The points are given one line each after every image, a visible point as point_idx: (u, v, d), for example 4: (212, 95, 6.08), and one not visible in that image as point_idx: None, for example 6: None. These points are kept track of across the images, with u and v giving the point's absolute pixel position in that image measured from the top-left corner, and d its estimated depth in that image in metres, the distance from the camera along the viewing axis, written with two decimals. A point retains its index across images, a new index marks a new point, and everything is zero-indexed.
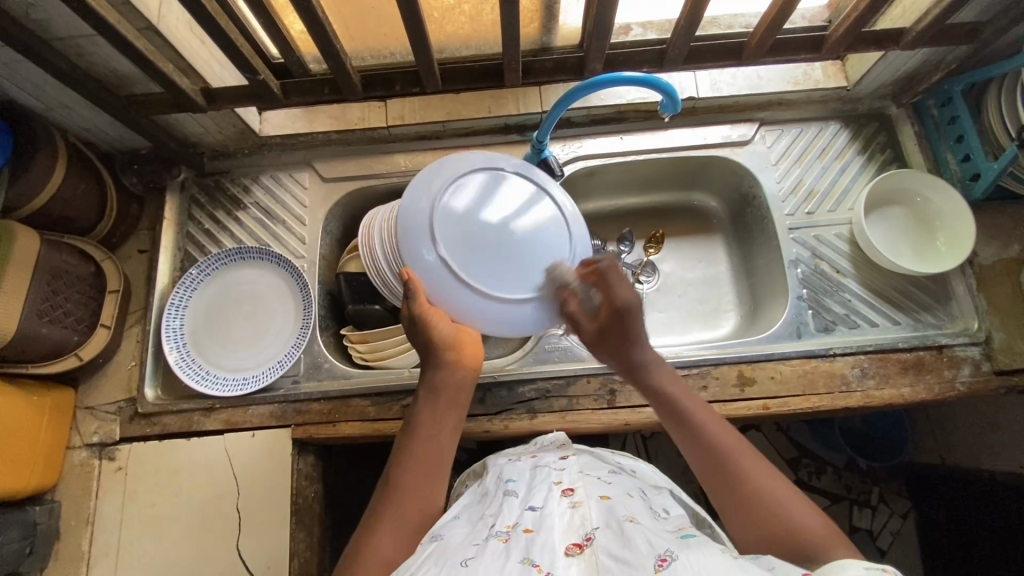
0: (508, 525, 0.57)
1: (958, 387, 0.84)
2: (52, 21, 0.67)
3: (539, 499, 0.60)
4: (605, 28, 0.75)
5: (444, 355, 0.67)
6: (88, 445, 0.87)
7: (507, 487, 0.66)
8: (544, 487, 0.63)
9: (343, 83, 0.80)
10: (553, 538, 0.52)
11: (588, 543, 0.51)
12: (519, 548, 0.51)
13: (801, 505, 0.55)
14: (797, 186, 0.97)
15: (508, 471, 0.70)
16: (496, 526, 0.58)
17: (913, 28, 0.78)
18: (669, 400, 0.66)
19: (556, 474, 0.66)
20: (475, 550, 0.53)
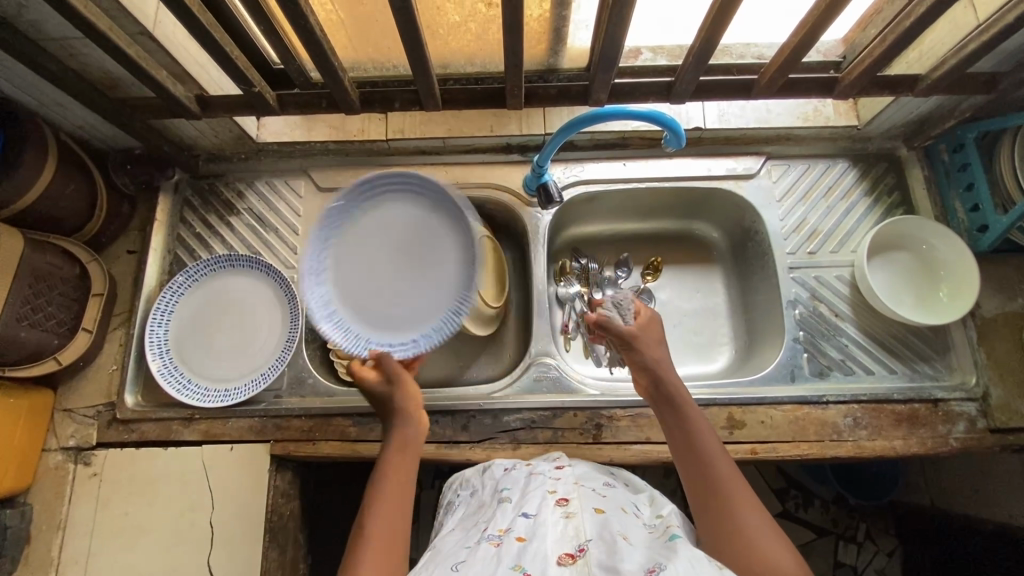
0: (501, 532, 0.56)
1: (951, 443, 0.83)
2: (44, 22, 0.65)
3: (533, 506, 0.59)
4: (611, 62, 0.73)
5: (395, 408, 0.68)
6: (64, 449, 0.86)
7: (502, 494, 0.65)
8: (538, 494, 0.62)
9: (341, 99, 0.78)
10: (545, 546, 0.52)
11: (579, 554, 0.51)
12: (510, 555, 0.52)
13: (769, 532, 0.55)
14: (800, 225, 0.95)
15: (503, 480, 0.69)
16: (489, 530, 0.58)
17: (930, 75, 0.76)
18: (683, 431, 0.64)
19: (550, 482, 0.65)
20: (467, 556, 0.54)
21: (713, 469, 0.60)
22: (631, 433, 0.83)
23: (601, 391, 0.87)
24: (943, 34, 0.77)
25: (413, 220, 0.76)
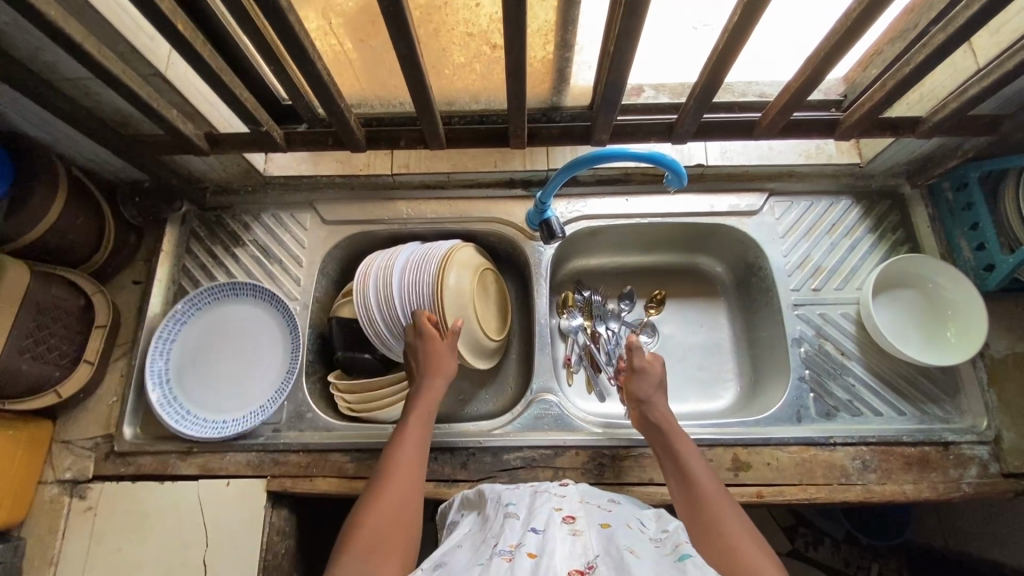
0: (511, 546, 0.54)
1: (963, 488, 0.80)
2: (60, 63, 0.67)
3: (541, 522, 0.58)
4: (612, 105, 0.74)
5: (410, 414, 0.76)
6: (59, 481, 0.85)
7: (508, 511, 0.63)
8: (544, 510, 0.61)
9: (347, 137, 0.79)
10: (554, 561, 0.50)
11: (588, 572, 0.49)
12: (522, 571, 0.49)
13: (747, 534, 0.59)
14: (804, 261, 0.94)
15: (508, 495, 0.67)
16: (498, 546, 0.55)
17: (930, 118, 0.77)
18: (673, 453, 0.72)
19: (556, 498, 0.63)
20: (479, 570, 0.51)
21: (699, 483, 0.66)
22: (634, 474, 0.82)
23: (603, 429, 0.86)
24: (943, 78, 0.77)
25: (206, 322, 0.93)
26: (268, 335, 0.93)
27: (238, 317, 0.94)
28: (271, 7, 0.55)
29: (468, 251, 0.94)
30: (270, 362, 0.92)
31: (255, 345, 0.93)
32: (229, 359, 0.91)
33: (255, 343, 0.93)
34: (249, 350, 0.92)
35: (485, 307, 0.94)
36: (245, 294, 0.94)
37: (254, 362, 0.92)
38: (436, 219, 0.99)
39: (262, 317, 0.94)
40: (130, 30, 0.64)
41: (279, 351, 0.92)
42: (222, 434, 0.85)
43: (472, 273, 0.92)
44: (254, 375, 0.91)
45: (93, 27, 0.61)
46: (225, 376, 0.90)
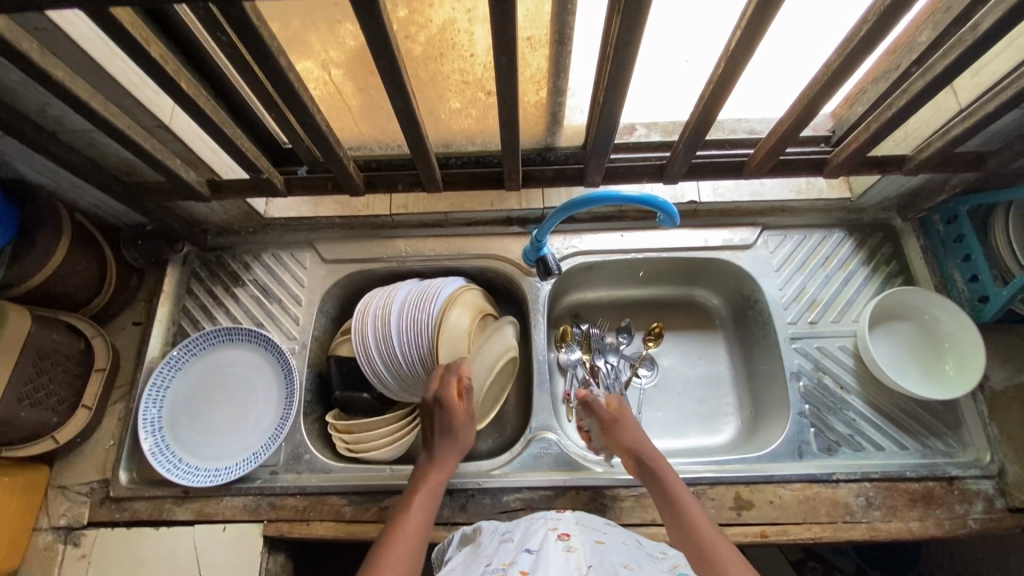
0: (506, 564, 0.58)
1: (969, 524, 0.79)
2: (67, 117, 0.69)
3: (536, 543, 0.62)
4: (605, 148, 0.76)
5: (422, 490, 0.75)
6: (54, 528, 0.84)
7: (504, 536, 0.66)
8: (540, 531, 0.65)
9: (346, 182, 0.81)
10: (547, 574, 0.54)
11: None
12: None
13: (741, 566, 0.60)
14: (800, 294, 0.95)
15: (503, 523, 0.70)
16: (492, 564, 0.59)
17: (916, 156, 0.78)
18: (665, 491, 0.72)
19: (551, 522, 0.67)
20: None
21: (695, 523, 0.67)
22: (635, 515, 0.81)
23: (604, 468, 0.85)
24: (927, 117, 0.79)
25: (201, 367, 0.92)
26: (264, 378, 0.93)
27: (233, 361, 0.93)
28: (272, 66, 0.57)
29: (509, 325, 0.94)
30: (266, 405, 0.91)
31: (251, 388, 0.92)
32: (225, 403, 0.91)
33: (250, 387, 0.93)
34: (245, 393, 0.92)
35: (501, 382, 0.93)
36: (239, 338, 0.94)
37: (250, 406, 0.91)
38: (434, 257, 1.00)
39: (257, 360, 0.94)
40: (136, 85, 0.66)
41: (275, 394, 0.92)
42: (217, 481, 0.84)
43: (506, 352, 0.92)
44: (250, 420, 0.90)
45: (100, 85, 0.63)
46: (221, 421, 0.90)
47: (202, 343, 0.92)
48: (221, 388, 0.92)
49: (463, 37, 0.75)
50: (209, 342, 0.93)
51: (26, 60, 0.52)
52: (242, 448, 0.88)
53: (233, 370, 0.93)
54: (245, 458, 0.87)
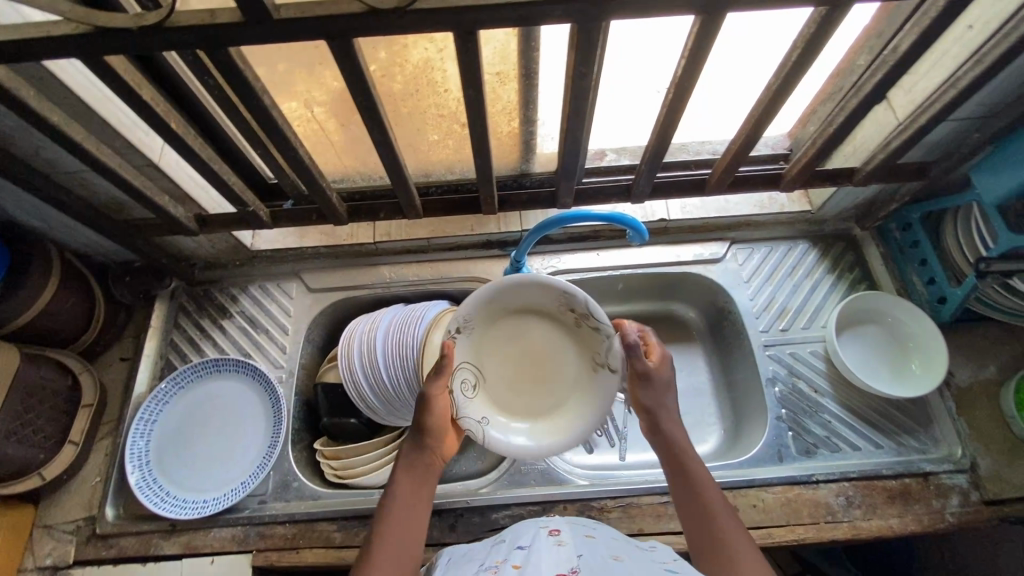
0: (499, 562, 0.56)
1: (947, 518, 0.81)
2: (61, 159, 0.72)
3: (526, 541, 0.60)
4: (573, 172, 0.81)
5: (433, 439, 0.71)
6: (40, 569, 0.83)
7: (495, 543, 0.63)
8: (532, 530, 0.63)
9: (329, 212, 0.85)
10: (539, 566, 0.52)
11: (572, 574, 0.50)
12: None
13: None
14: (770, 303, 0.99)
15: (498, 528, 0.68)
16: (484, 564, 0.58)
17: (863, 168, 0.84)
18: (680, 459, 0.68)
19: (541, 524, 0.64)
20: None
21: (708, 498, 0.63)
22: (623, 525, 0.82)
23: (589, 481, 0.87)
24: (871, 132, 0.85)
25: (189, 399, 0.93)
26: (253, 406, 0.94)
27: (221, 392, 0.94)
28: (256, 104, 0.61)
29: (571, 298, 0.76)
30: (255, 433, 0.92)
31: (240, 417, 0.93)
32: (213, 434, 0.92)
33: (238, 416, 0.93)
34: (233, 423, 0.93)
35: (495, 351, 0.81)
36: (227, 368, 0.95)
37: (238, 435, 0.92)
38: (418, 282, 1.03)
39: (246, 389, 0.95)
40: (127, 127, 0.70)
41: (264, 422, 0.93)
42: (206, 512, 0.84)
43: (541, 330, 0.81)
44: (240, 448, 0.91)
45: (92, 127, 0.67)
46: (210, 451, 0.90)
47: (191, 375, 0.93)
48: (208, 420, 0.92)
49: (437, 74, 0.80)
50: (196, 374, 0.94)
51: (24, 106, 0.56)
52: (233, 477, 0.88)
53: (221, 401, 0.94)
54: (235, 486, 0.87)
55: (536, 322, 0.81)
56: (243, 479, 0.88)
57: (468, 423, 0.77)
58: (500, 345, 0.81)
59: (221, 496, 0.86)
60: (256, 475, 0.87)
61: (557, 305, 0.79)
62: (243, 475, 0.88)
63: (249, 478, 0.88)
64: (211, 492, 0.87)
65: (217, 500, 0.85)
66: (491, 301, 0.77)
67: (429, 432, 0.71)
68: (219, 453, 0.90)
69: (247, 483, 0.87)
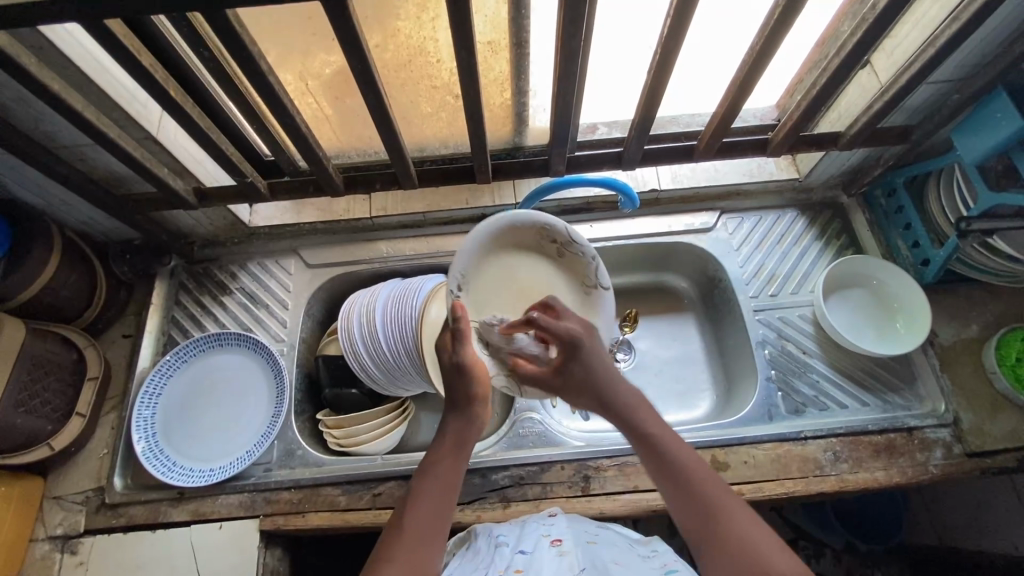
0: (502, 567, 0.63)
1: (931, 470, 0.84)
2: (61, 132, 0.73)
3: (529, 545, 0.67)
4: (565, 138, 0.82)
5: (476, 407, 0.75)
6: (51, 538, 0.85)
7: (498, 541, 0.70)
8: (533, 536, 0.70)
9: (326, 183, 0.86)
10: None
11: None
12: None
13: (768, 538, 0.57)
14: (760, 270, 1.01)
15: (497, 528, 0.74)
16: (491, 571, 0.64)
17: (847, 132, 0.86)
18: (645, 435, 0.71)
19: (543, 528, 0.71)
20: None
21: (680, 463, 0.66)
22: (619, 483, 0.85)
23: (585, 443, 0.89)
24: (855, 97, 0.87)
25: (194, 371, 0.95)
26: (255, 379, 0.96)
27: (225, 365, 0.96)
28: (253, 70, 0.62)
29: (548, 228, 0.82)
30: (259, 404, 0.94)
31: (245, 389, 0.95)
32: (218, 405, 0.93)
33: (242, 388, 0.95)
34: (238, 394, 0.95)
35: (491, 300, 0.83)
36: (230, 341, 0.97)
37: (243, 406, 0.94)
38: (415, 256, 1.05)
39: (249, 362, 0.97)
40: (125, 98, 0.71)
41: (268, 393, 0.95)
42: (213, 479, 0.87)
43: (527, 267, 0.84)
44: (245, 419, 0.93)
45: (91, 98, 0.68)
46: (215, 421, 0.92)
47: (195, 348, 0.95)
48: (213, 392, 0.94)
49: (429, 44, 0.81)
50: (200, 347, 0.95)
51: (26, 73, 0.57)
52: (239, 446, 0.91)
53: (225, 373, 0.96)
54: (241, 454, 0.89)
55: (519, 263, 0.84)
56: (250, 448, 0.90)
57: (497, 378, 0.82)
58: (493, 291, 0.83)
59: (227, 464, 0.88)
60: (261, 443, 0.90)
61: (534, 238, 0.83)
62: (249, 444, 0.91)
63: (255, 446, 0.90)
64: (218, 460, 0.89)
65: (224, 468, 0.88)
66: (470, 259, 0.79)
67: (474, 400, 0.75)
68: (224, 423, 0.92)
69: (253, 452, 0.89)
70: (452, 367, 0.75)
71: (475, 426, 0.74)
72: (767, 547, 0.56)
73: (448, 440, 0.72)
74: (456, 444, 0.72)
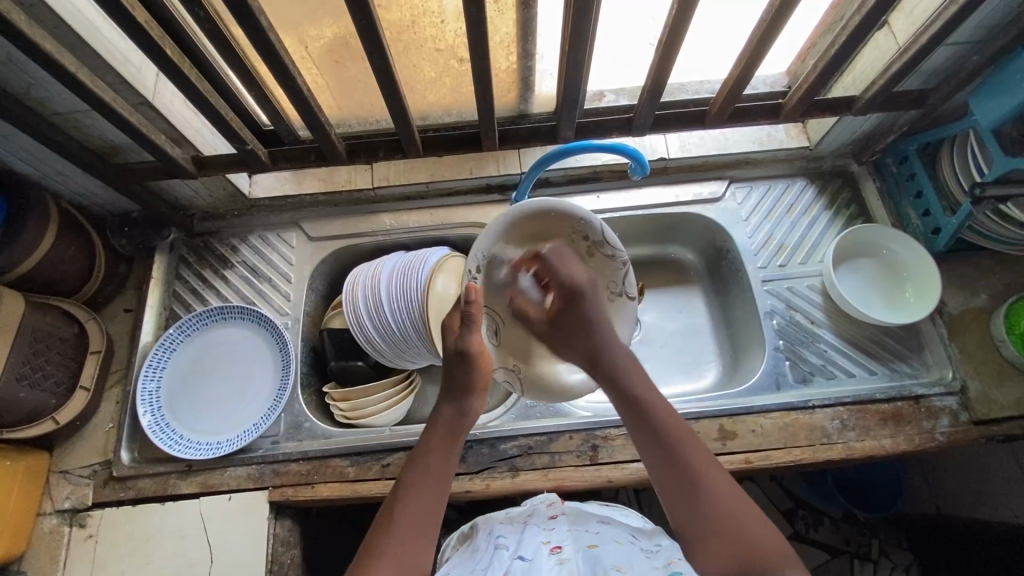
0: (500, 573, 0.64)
1: (937, 438, 0.85)
2: (53, 98, 0.70)
3: (528, 551, 0.67)
4: (575, 102, 0.80)
5: (473, 399, 0.74)
6: (59, 512, 0.85)
7: (498, 541, 0.71)
8: (533, 542, 0.69)
9: (329, 151, 0.84)
10: None
11: None
12: None
13: (756, 521, 0.59)
14: (768, 241, 1.00)
15: (498, 528, 0.74)
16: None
17: (862, 96, 0.84)
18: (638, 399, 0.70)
19: (544, 532, 0.71)
20: None
21: (670, 436, 0.66)
22: (627, 452, 0.85)
23: (593, 413, 0.89)
24: (871, 60, 0.85)
25: (197, 345, 0.94)
26: (260, 353, 0.95)
27: (228, 339, 0.95)
28: (252, 27, 0.60)
29: (582, 223, 0.76)
30: (264, 378, 0.94)
31: (249, 363, 0.94)
32: (223, 379, 0.93)
33: (246, 362, 0.95)
34: (243, 368, 0.94)
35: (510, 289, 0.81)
36: (233, 315, 0.95)
37: (248, 380, 0.93)
38: (419, 228, 1.03)
39: (253, 335, 0.96)
40: (119, 61, 0.68)
41: (273, 367, 0.94)
42: (221, 453, 0.86)
43: (559, 264, 0.80)
44: (250, 392, 0.92)
45: (84, 59, 0.66)
46: (221, 395, 0.92)
47: (197, 322, 0.94)
48: (217, 366, 0.94)
49: (432, 3, 0.78)
50: (203, 322, 0.94)
51: (14, 29, 0.54)
52: (245, 420, 0.90)
53: (229, 348, 0.95)
54: (248, 428, 0.89)
55: (550, 251, 0.79)
56: (256, 421, 0.90)
57: (501, 374, 0.81)
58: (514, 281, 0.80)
59: (235, 437, 0.88)
60: (267, 417, 0.89)
61: (568, 231, 0.78)
62: (255, 417, 0.90)
63: (261, 419, 0.89)
64: (225, 433, 0.89)
65: (232, 441, 0.88)
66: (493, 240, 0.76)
67: (470, 391, 0.73)
68: (230, 396, 0.92)
69: (259, 425, 0.89)
70: (455, 353, 0.74)
71: (469, 419, 0.74)
72: (758, 527, 0.58)
73: (439, 433, 0.71)
74: (448, 438, 0.70)
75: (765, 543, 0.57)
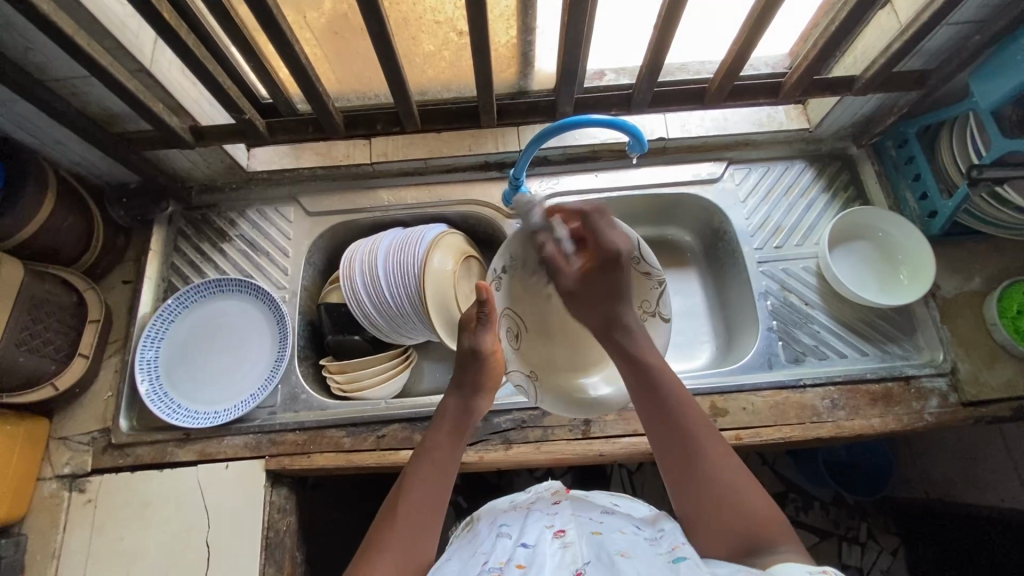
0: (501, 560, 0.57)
1: (926, 418, 0.86)
2: (49, 63, 0.70)
3: (531, 537, 0.60)
4: (574, 77, 0.80)
5: (480, 398, 0.76)
6: (58, 477, 0.86)
7: (500, 529, 0.65)
8: (536, 528, 0.63)
9: (327, 123, 0.84)
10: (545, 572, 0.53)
11: None
12: None
13: (756, 494, 0.60)
14: (765, 222, 1.00)
15: (501, 516, 0.68)
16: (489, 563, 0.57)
17: (862, 76, 0.84)
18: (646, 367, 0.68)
19: (547, 518, 0.65)
20: None
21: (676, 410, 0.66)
22: (619, 427, 0.86)
23: None
24: (873, 40, 0.84)
25: (193, 317, 0.95)
26: (256, 325, 0.96)
27: (223, 311, 0.96)
28: None
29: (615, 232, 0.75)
30: (260, 349, 0.94)
31: (246, 335, 0.95)
32: (220, 350, 0.94)
33: (243, 333, 0.95)
34: (239, 340, 0.95)
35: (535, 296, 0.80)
36: (228, 289, 0.96)
37: (244, 351, 0.94)
38: (416, 205, 1.03)
39: (249, 307, 0.96)
40: (116, 26, 0.68)
41: (269, 339, 0.95)
42: (218, 422, 0.88)
43: None
44: (247, 364, 0.93)
45: (81, 23, 0.65)
46: (218, 366, 0.93)
47: (193, 295, 0.94)
48: (213, 338, 0.94)
49: None
50: (199, 295, 0.95)
51: None
52: (243, 390, 0.91)
53: (225, 320, 0.96)
54: (245, 397, 0.90)
55: None
56: (253, 391, 0.91)
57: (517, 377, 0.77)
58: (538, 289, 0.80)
59: (232, 406, 0.89)
60: (264, 387, 0.90)
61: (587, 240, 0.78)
62: (252, 388, 0.91)
63: (258, 389, 0.90)
64: (222, 403, 0.90)
65: (229, 410, 0.89)
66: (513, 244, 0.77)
67: (480, 390, 0.76)
68: (227, 367, 0.93)
69: (256, 395, 0.90)
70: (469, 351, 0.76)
71: (474, 416, 0.75)
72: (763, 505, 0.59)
73: (444, 426, 0.72)
74: (453, 435, 0.71)
75: (768, 518, 0.58)
